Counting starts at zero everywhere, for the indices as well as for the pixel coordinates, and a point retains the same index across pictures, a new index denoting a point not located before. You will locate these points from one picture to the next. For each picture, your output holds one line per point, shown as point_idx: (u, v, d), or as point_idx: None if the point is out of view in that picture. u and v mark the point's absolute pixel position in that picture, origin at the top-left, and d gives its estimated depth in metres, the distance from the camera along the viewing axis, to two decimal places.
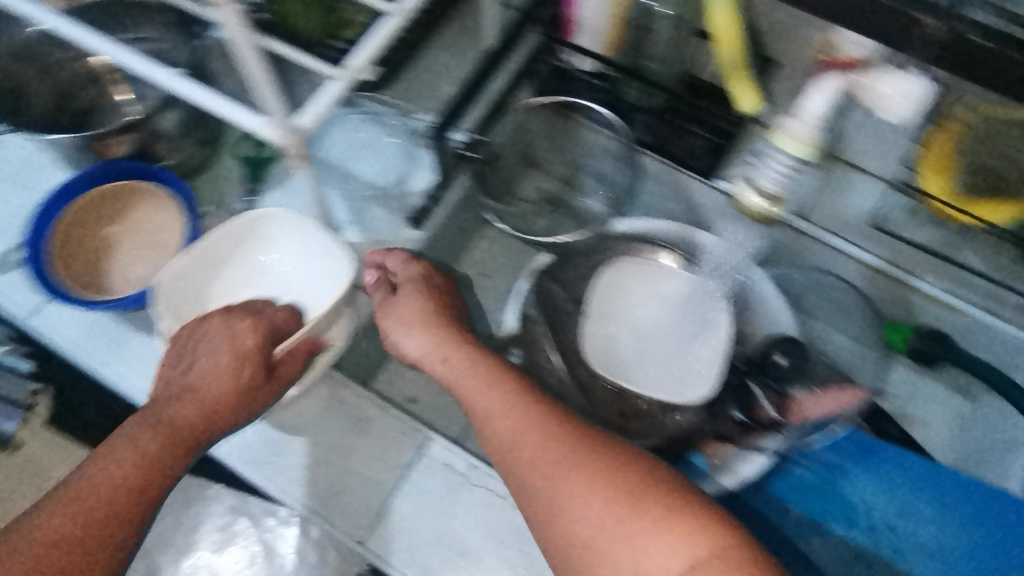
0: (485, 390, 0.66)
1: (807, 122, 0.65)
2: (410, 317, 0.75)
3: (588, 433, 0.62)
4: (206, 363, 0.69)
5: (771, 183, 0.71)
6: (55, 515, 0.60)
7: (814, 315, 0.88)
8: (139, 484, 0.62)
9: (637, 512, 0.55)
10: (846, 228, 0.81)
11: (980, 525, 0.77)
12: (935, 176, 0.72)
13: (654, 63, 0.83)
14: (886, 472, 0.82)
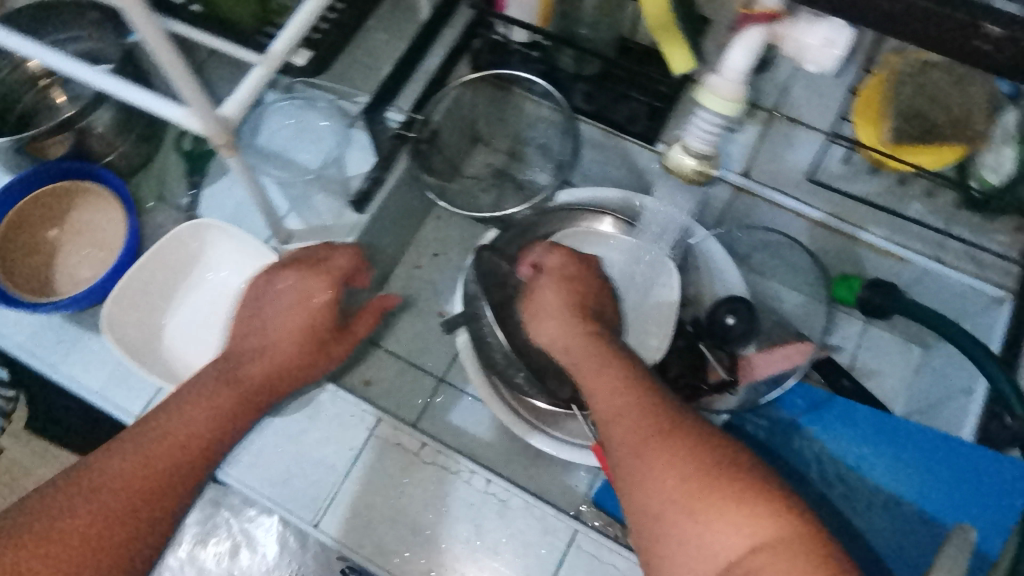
0: (597, 370, 0.65)
1: (730, 77, 0.60)
2: (549, 304, 0.72)
3: (683, 415, 0.60)
4: (274, 319, 0.73)
5: (699, 141, 0.66)
6: (112, 466, 0.61)
7: (762, 273, 0.86)
8: (197, 449, 0.65)
9: (709, 489, 0.54)
10: (787, 184, 0.82)
11: (931, 472, 0.75)
12: (867, 123, 0.70)
13: (585, 29, 0.82)
14: (834, 424, 0.81)
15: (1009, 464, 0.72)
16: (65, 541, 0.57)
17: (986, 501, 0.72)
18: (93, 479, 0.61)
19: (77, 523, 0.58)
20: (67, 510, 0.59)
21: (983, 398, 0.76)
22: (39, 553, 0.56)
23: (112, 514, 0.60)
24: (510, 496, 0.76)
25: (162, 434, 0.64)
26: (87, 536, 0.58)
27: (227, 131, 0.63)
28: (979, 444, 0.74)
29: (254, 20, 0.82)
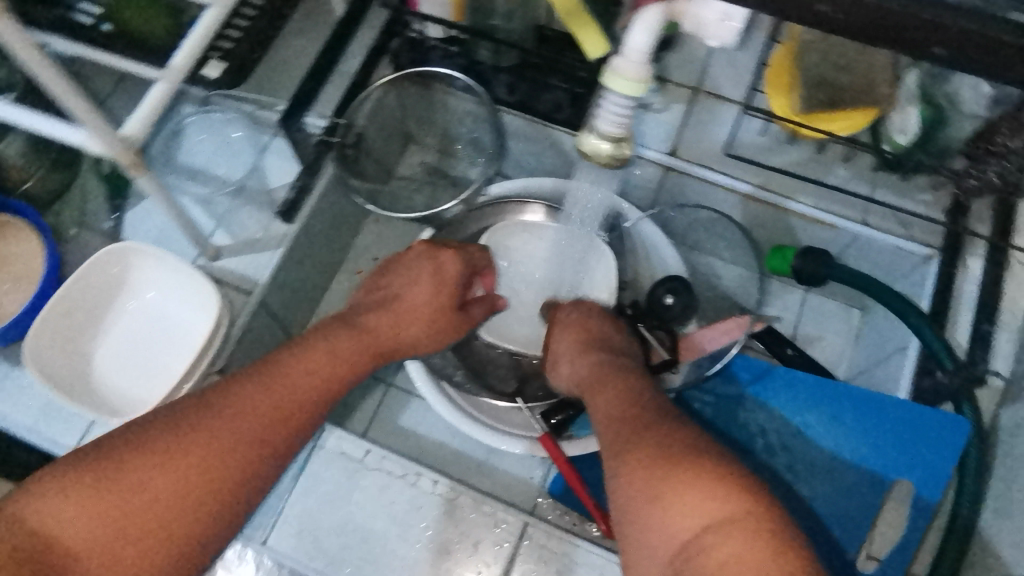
0: (600, 383, 0.66)
1: (635, 57, 0.51)
2: (569, 336, 0.72)
3: (675, 415, 0.60)
4: (405, 295, 0.74)
5: (610, 125, 0.56)
6: (230, 403, 0.61)
7: (699, 249, 0.85)
8: (313, 403, 0.65)
9: (672, 473, 0.52)
10: (710, 159, 0.82)
11: (871, 433, 0.78)
12: (778, 91, 0.70)
13: (499, 21, 0.78)
14: (777, 394, 0.81)
15: (941, 418, 0.73)
16: (185, 463, 0.57)
17: (923, 455, 0.75)
18: (218, 411, 0.60)
19: (196, 451, 0.58)
20: (188, 433, 0.58)
21: (917, 353, 0.79)
22: (158, 469, 0.56)
23: (233, 447, 0.59)
24: (457, 495, 0.75)
25: (242, 410, 0.61)
26: (202, 462, 0.58)
27: (133, 150, 0.60)
28: (913, 402, 0.76)
29: (167, 35, 0.72)
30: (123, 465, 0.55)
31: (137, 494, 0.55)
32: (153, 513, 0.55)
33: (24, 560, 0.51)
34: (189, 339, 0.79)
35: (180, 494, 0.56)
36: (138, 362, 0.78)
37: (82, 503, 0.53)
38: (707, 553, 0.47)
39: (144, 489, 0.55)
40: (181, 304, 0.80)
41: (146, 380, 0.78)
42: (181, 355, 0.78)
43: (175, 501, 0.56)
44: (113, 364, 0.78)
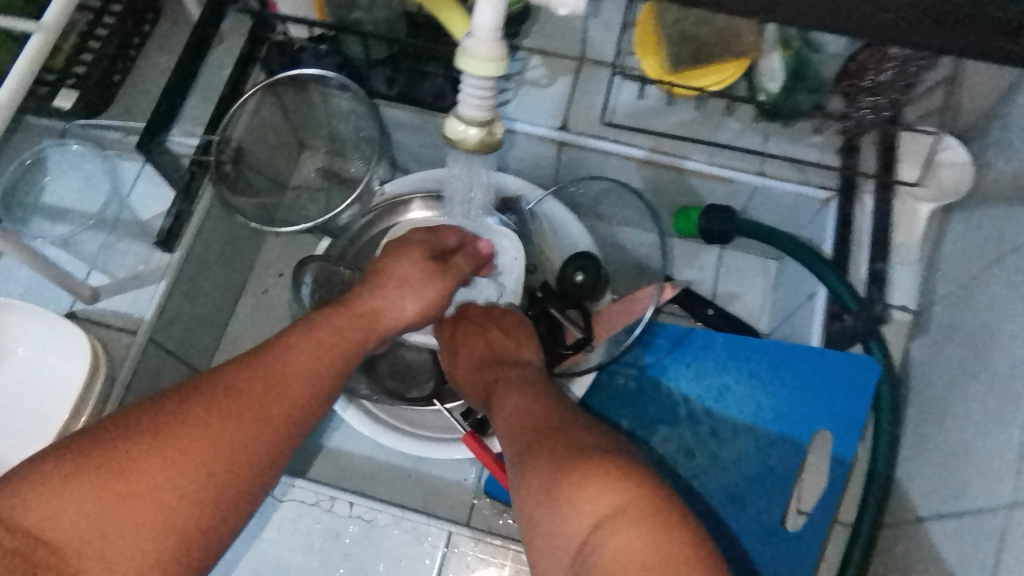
0: (525, 400, 0.56)
1: (484, 36, 0.50)
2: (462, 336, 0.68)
3: (572, 440, 0.49)
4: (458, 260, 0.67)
5: (473, 109, 0.55)
6: (243, 372, 0.50)
7: (736, 295, 0.83)
8: (323, 372, 0.53)
9: (537, 482, 0.47)
10: (771, 194, 0.73)
11: (781, 387, 0.67)
12: (648, 52, 0.65)
13: (542, 26, 0.75)
14: (693, 358, 0.71)
15: (862, 365, 0.63)
16: (190, 445, 0.45)
17: (834, 411, 0.65)
18: (228, 380, 0.49)
19: (221, 420, 0.47)
20: (208, 408, 0.47)
21: (825, 300, 0.69)
22: (158, 458, 0.44)
23: (255, 413, 0.48)
24: (375, 514, 0.66)
25: (251, 375, 0.49)
26: (227, 439, 0.46)
27: (7, 110, 0.51)
28: (826, 348, 0.66)
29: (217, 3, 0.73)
30: (116, 454, 0.43)
31: (135, 485, 0.43)
32: (149, 501, 0.43)
33: (8, 561, 0.39)
34: (142, 286, 0.73)
35: (194, 479, 0.44)
36: (98, 311, 0.72)
37: (70, 501, 0.41)
38: (599, 552, 0.41)
39: (138, 480, 0.43)
40: (144, 255, 0.74)
41: (55, 344, 0.67)
42: (123, 316, 0.72)
43: (183, 487, 0.44)
44: (83, 307, 0.72)
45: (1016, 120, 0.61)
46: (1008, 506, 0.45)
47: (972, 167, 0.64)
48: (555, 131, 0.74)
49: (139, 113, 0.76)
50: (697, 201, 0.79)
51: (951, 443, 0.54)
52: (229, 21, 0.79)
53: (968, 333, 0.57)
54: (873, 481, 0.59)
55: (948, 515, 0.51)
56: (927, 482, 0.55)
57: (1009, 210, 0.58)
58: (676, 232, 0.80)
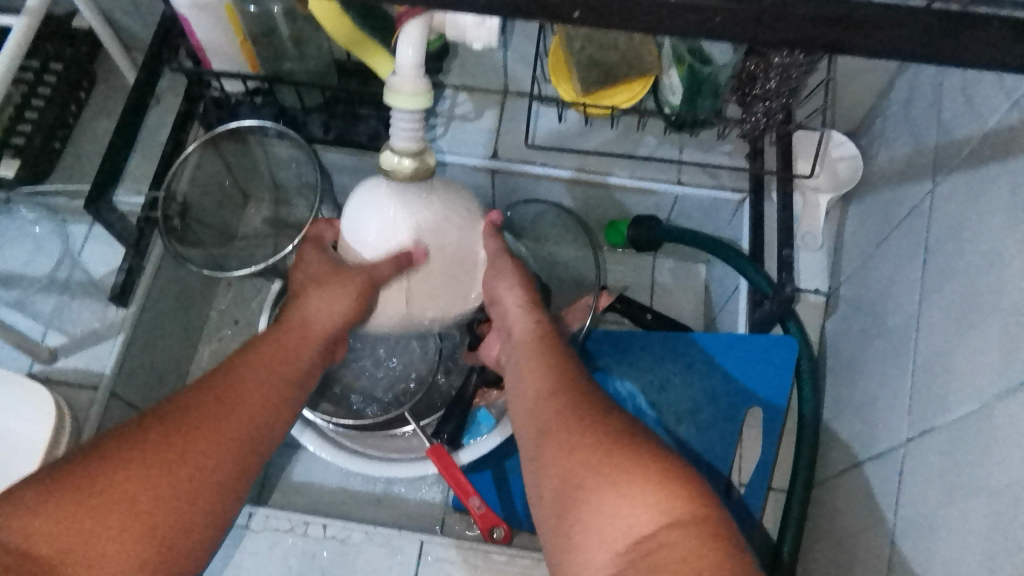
0: (540, 372, 0.54)
1: (407, 73, 0.56)
2: (498, 271, 0.65)
3: (610, 422, 0.47)
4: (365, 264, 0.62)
5: (403, 140, 0.60)
6: (202, 391, 0.51)
7: (670, 296, 0.90)
8: (278, 388, 0.55)
9: (604, 465, 0.44)
10: (687, 200, 0.80)
11: (717, 374, 0.73)
12: (563, 80, 0.71)
13: (464, 66, 0.81)
14: (637, 356, 0.76)
15: (781, 344, 0.69)
16: (165, 461, 0.46)
17: (765, 389, 0.71)
18: (189, 404, 0.50)
19: (186, 436, 0.48)
20: (179, 428, 0.48)
21: (747, 292, 0.76)
22: (135, 473, 0.45)
23: (212, 427, 0.49)
24: (349, 533, 0.69)
25: (208, 394, 0.51)
26: (197, 455, 0.48)
27: None
28: (753, 333, 0.72)
29: (151, 53, 0.73)
30: (97, 474, 0.44)
31: (111, 500, 0.44)
32: (132, 514, 0.44)
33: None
34: (100, 342, 0.76)
35: (167, 492, 0.46)
36: (57, 370, 0.76)
37: (51, 517, 0.42)
38: (666, 549, 0.39)
39: (118, 495, 0.44)
40: (99, 312, 0.77)
41: (17, 405, 0.69)
42: (82, 373, 0.75)
43: (156, 501, 0.45)
44: (42, 367, 0.76)
45: (891, 116, 0.69)
46: (904, 444, 0.51)
47: (860, 158, 0.72)
48: (486, 160, 0.79)
49: (84, 176, 0.79)
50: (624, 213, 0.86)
51: (860, 402, 0.60)
52: (164, 83, 0.83)
53: (867, 303, 0.64)
54: (802, 447, 0.64)
55: (863, 462, 0.57)
56: (845, 440, 0.61)
57: (891, 191, 0.66)
58: (609, 243, 0.86)
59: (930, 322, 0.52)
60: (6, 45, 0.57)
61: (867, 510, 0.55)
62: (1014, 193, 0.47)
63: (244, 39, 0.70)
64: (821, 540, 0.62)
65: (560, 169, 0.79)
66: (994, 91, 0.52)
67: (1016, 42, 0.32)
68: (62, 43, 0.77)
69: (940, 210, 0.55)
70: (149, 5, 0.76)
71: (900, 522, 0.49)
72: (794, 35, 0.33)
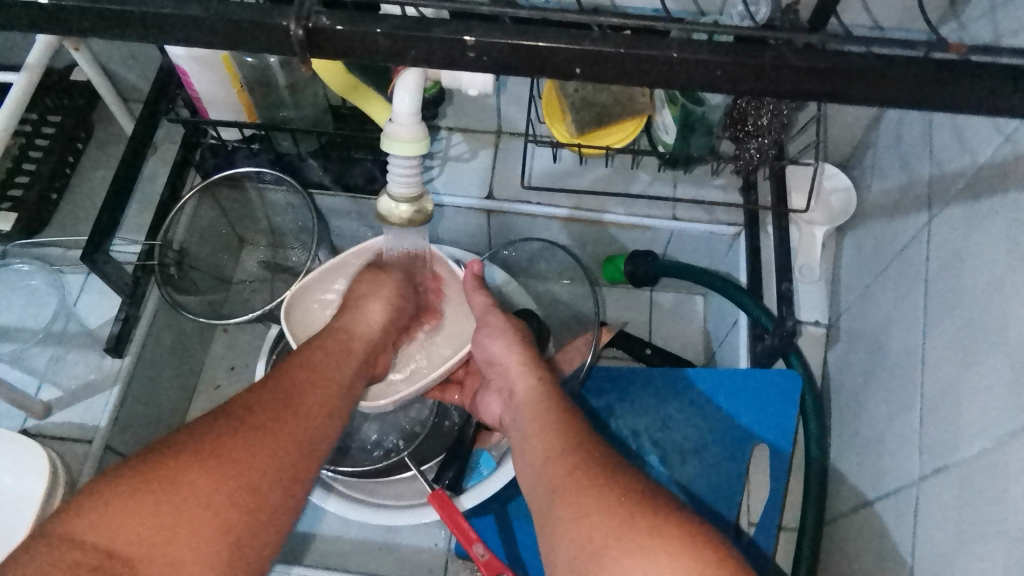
0: (540, 434, 0.55)
1: (404, 119, 0.57)
2: (498, 330, 0.69)
3: (621, 480, 0.48)
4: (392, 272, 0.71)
5: (400, 185, 0.61)
6: (259, 394, 0.53)
7: (669, 331, 0.89)
8: (329, 396, 0.57)
9: (626, 530, 0.44)
10: (684, 234, 0.81)
11: (721, 411, 0.72)
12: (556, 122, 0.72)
13: (459, 108, 0.82)
14: (638, 394, 0.75)
15: (782, 376, 0.69)
16: (230, 460, 0.48)
17: (769, 423, 0.70)
18: (253, 406, 0.52)
19: (252, 437, 0.50)
20: (242, 427, 0.50)
21: (747, 326, 0.76)
22: (209, 469, 0.47)
23: (273, 426, 0.52)
24: None
25: (267, 396, 0.53)
26: (254, 454, 0.49)
27: None
28: (756, 368, 0.71)
29: (147, 108, 0.73)
30: (170, 471, 0.46)
31: (187, 497, 0.45)
32: (204, 509, 0.45)
33: None
34: (95, 395, 0.75)
35: (238, 488, 0.47)
36: (52, 425, 0.75)
37: (129, 516, 0.43)
38: None
39: (189, 491, 0.45)
40: (94, 364, 0.76)
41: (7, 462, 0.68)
42: (77, 427, 0.75)
43: (229, 494, 0.47)
44: (36, 423, 0.75)
45: (881, 148, 0.70)
46: (917, 483, 0.51)
47: (853, 190, 0.73)
48: (482, 201, 0.79)
49: (81, 226, 0.79)
50: (621, 249, 0.86)
51: (868, 438, 0.60)
52: (161, 132, 0.83)
53: (867, 337, 0.64)
54: (809, 484, 0.64)
55: (876, 500, 0.57)
56: (855, 478, 0.61)
57: (886, 222, 0.67)
58: (608, 280, 0.86)
59: (933, 356, 0.52)
60: (5, 103, 0.57)
61: (882, 551, 0.54)
62: (1012, 227, 0.47)
63: (241, 88, 0.71)
64: None
65: (556, 208, 0.79)
66: (984, 127, 0.53)
67: (1008, 89, 0.33)
68: (59, 96, 0.78)
69: (938, 244, 0.56)
70: (147, 58, 0.77)
71: (917, 563, 0.49)
72: (785, 84, 0.34)
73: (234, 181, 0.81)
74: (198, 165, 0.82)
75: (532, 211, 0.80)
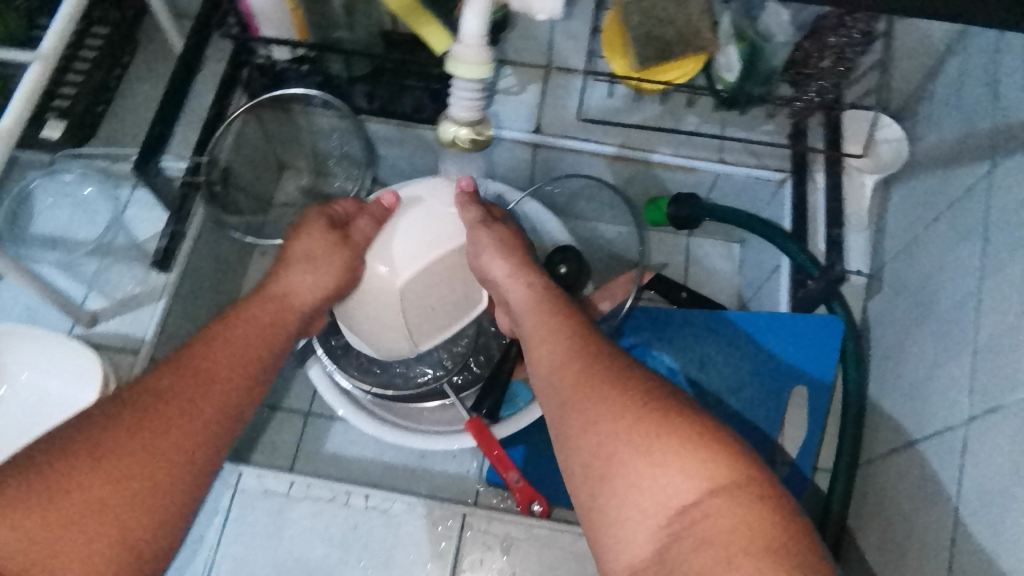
0: (548, 337, 0.55)
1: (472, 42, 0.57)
2: (501, 242, 0.65)
3: (626, 382, 0.49)
4: (302, 248, 0.65)
5: (462, 109, 0.62)
6: (169, 380, 0.51)
7: (705, 277, 0.90)
8: (246, 377, 0.55)
9: (634, 433, 0.45)
10: (733, 178, 0.80)
11: (759, 352, 0.74)
12: (616, 54, 0.71)
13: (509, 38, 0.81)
14: (676, 334, 0.77)
15: (821, 320, 0.70)
16: (136, 458, 0.46)
17: (804, 364, 0.72)
18: (159, 394, 0.50)
19: (158, 432, 0.48)
20: (146, 422, 0.48)
21: (789, 271, 0.77)
22: (107, 471, 0.45)
23: (181, 417, 0.49)
24: (390, 504, 0.71)
25: (174, 385, 0.51)
26: (164, 450, 0.48)
27: None
28: (796, 312, 0.73)
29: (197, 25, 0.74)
30: (65, 483, 0.44)
31: (78, 501, 0.44)
32: (99, 513, 0.44)
33: None
34: (140, 307, 0.77)
35: (141, 489, 0.46)
36: (99, 333, 0.76)
37: (21, 518, 0.42)
38: (712, 518, 0.41)
39: (84, 494, 0.44)
40: (140, 278, 0.77)
41: (60, 368, 0.72)
42: (123, 337, 0.76)
43: (129, 494, 0.46)
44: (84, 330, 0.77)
45: (939, 98, 0.68)
46: (967, 422, 0.53)
47: (905, 141, 0.72)
48: (530, 133, 0.79)
49: (129, 141, 0.79)
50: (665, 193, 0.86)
51: (913, 383, 0.61)
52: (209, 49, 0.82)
53: (915, 287, 0.65)
54: (847, 424, 0.66)
55: (920, 443, 0.58)
56: (896, 421, 0.63)
57: (941, 172, 0.66)
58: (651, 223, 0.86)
59: (992, 303, 0.53)
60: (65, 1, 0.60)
61: (924, 488, 0.56)
62: None
63: (294, 7, 0.70)
64: (869, 516, 0.64)
65: (605, 144, 0.78)
66: None
67: None
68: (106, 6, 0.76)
69: (1000, 194, 0.56)
70: None
71: (965, 500, 0.51)
72: None
73: (286, 103, 0.81)
74: (246, 84, 0.81)
75: (579, 144, 0.79)
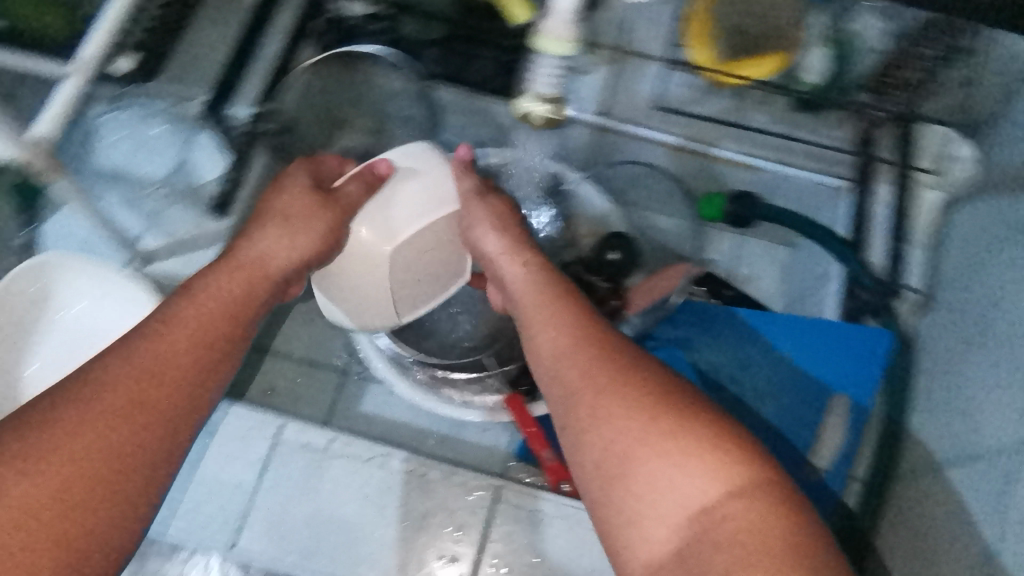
0: (549, 326, 0.52)
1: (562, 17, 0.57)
2: (494, 216, 0.61)
3: (638, 374, 0.47)
4: (274, 211, 0.58)
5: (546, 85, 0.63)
6: (123, 359, 0.46)
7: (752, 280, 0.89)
8: (210, 351, 0.49)
9: (649, 430, 0.44)
10: (796, 181, 0.81)
11: (804, 359, 0.74)
12: (701, 45, 0.71)
13: None
14: (722, 333, 0.76)
15: (871, 333, 0.72)
16: (85, 448, 0.41)
17: (848, 376, 0.72)
18: (113, 377, 0.44)
19: (112, 419, 0.43)
20: (95, 408, 0.43)
21: (843, 279, 0.78)
22: (52, 466, 0.40)
23: (139, 400, 0.44)
24: (427, 470, 0.71)
25: (129, 365, 0.45)
26: (117, 436, 0.43)
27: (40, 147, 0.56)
28: (845, 323, 0.74)
29: None
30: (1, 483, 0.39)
31: (19, 502, 0.39)
32: (45, 513, 0.39)
33: None
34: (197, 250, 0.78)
35: (93, 484, 0.41)
36: (158, 271, 0.79)
37: None
38: (733, 521, 0.40)
39: (26, 494, 0.39)
40: (200, 220, 0.78)
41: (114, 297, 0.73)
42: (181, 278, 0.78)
43: (78, 490, 0.40)
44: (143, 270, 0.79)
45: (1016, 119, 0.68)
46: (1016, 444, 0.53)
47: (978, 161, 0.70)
48: (599, 116, 0.80)
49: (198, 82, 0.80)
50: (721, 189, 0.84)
51: (961, 403, 0.61)
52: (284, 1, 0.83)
53: (971, 308, 0.65)
54: None
55: (965, 463, 0.58)
56: (939, 439, 0.63)
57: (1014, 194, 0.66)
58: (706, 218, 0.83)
59: None
60: None
61: (967, 508, 0.56)
62: None
63: None
64: (906, 534, 0.63)
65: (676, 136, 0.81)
66: None
67: None
68: None
69: None
70: None
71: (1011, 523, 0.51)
72: None
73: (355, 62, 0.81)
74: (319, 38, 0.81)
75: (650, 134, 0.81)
